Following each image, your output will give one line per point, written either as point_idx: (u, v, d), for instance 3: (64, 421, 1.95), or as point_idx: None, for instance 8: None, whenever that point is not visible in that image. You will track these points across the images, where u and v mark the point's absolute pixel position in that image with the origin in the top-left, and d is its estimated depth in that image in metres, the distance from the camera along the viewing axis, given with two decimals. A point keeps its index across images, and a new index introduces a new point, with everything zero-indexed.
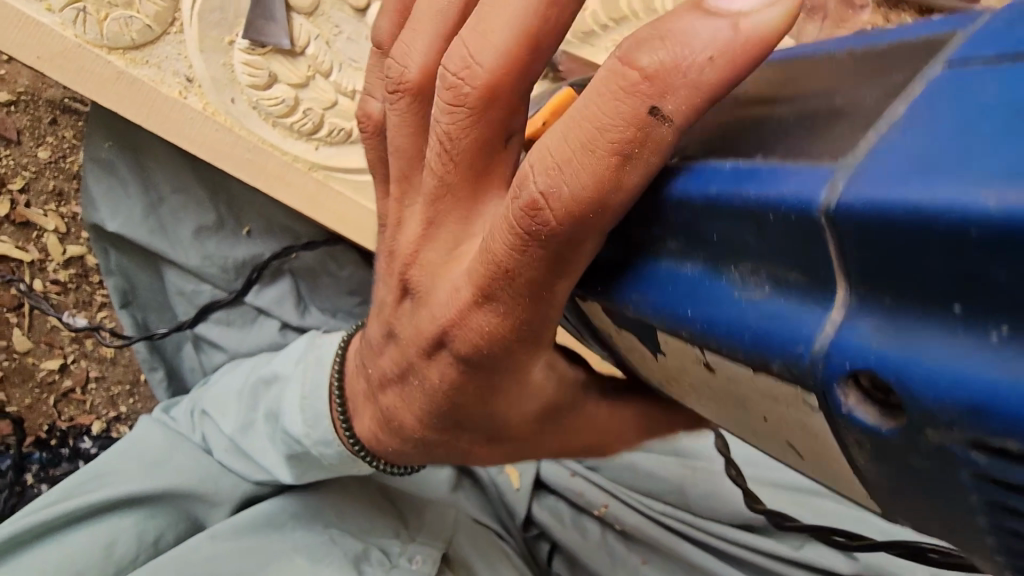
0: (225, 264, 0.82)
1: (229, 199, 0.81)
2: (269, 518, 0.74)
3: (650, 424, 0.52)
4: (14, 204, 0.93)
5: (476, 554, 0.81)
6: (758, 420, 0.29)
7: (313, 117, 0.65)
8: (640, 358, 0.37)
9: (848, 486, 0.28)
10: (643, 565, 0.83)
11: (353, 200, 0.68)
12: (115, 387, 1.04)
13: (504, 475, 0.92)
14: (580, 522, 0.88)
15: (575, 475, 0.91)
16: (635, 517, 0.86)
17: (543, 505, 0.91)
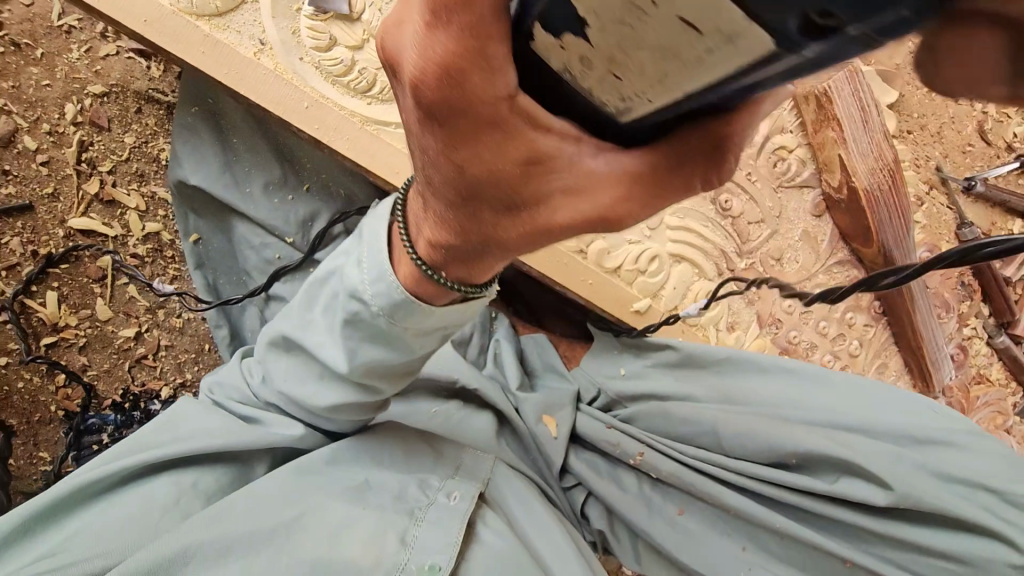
0: (292, 218, 0.91)
1: (298, 165, 0.91)
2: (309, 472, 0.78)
3: (643, 194, 0.43)
4: (103, 183, 1.05)
5: (513, 496, 0.85)
6: (644, 12, 0.26)
7: (367, 75, 0.74)
8: (581, 63, 0.32)
9: (737, 37, 0.24)
10: (679, 516, 0.84)
11: (402, 152, 0.76)
12: (182, 355, 1.13)
13: (541, 425, 0.91)
14: (616, 474, 0.89)
15: (611, 428, 0.89)
16: (671, 465, 0.82)
17: (580, 458, 0.92)
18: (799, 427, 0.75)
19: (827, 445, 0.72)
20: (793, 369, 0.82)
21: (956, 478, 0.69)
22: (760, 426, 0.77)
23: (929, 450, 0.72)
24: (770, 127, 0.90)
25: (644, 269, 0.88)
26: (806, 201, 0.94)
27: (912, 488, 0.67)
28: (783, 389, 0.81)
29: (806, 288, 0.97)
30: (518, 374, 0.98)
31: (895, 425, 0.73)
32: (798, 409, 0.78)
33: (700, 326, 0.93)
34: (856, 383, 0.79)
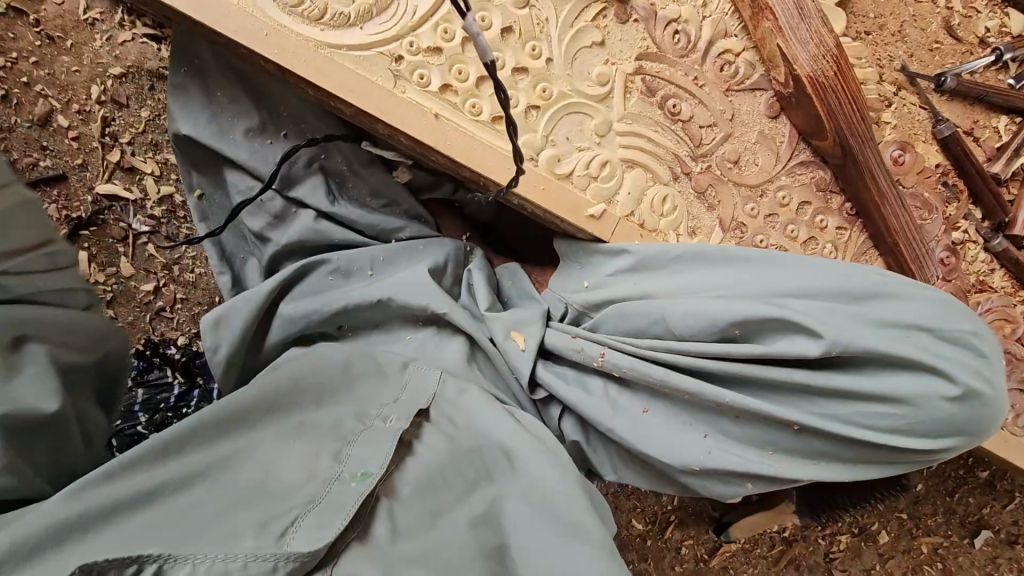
0: (273, 160, 1.01)
1: (278, 110, 1.01)
2: (250, 410, 0.71)
3: None
4: (123, 154, 1.20)
5: (478, 415, 0.80)
6: None
7: (318, 5, 0.83)
8: None
9: None
10: (642, 412, 0.84)
11: (354, 72, 0.84)
12: (196, 307, 1.25)
13: (510, 340, 0.91)
14: (583, 381, 0.89)
15: (575, 336, 0.91)
16: (628, 359, 0.83)
17: (550, 370, 0.92)
18: (743, 301, 0.77)
19: (768, 309, 0.75)
20: (739, 257, 0.84)
21: (888, 321, 0.72)
22: (707, 305, 0.79)
23: (867, 303, 0.74)
24: (713, 32, 0.93)
25: (596, 175, 0.92)
26: (759, 103, 0.96)
27: (846, 336, 0.71)
28: (733, 274, 0.83)
29: (768, 190, 0.97)
30: (488, 298, 1.00)
31: (833, 284, 0.76)
32: (743, 288, 0.80)
33: (659, 231, 0.95)
34: (801, 259, 0.81)
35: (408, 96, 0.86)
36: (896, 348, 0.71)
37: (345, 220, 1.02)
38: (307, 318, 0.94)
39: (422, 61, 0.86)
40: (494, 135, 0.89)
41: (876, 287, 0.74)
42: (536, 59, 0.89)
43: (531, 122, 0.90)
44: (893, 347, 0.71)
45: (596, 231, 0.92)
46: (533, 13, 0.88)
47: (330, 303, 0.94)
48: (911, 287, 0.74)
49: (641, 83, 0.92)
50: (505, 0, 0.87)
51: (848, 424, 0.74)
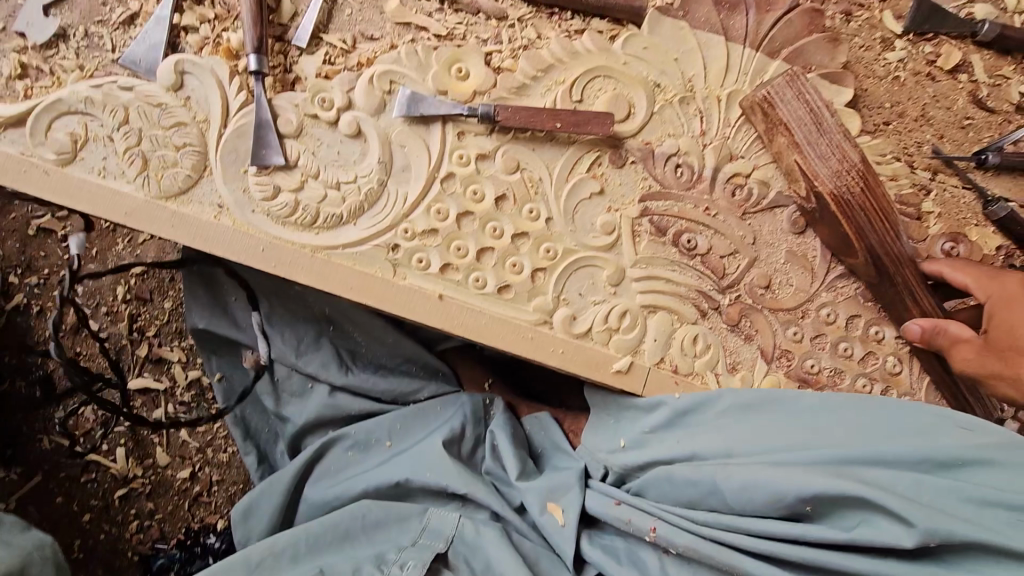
0: (283, 339, 1.02)
1: (287, 292, 1.01)
2: (266, 554, 0.85)
3: None
4: (151, 346, 1.22)
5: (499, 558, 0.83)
6: None
7: (310, 210, 0.82)
8: None
9: None
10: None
11: (352, 268, 0.83)
12: (232, 486, 1.23)
13: (547, 513, 0.87)
14: (637, 556, 0.83)
15: (620, 504, 0.85)
16: (688, 537, 0.78)
17: (596, 544, 0.86)
18: (820, 476, 0.71)
19: (856, 489, 0.69)
20: (800, 407, 0.78)
21: (984, 499, 0.67)
22: (771, 480, 0.73)
23: (956, 470, 0.69)
24: (717, 159, 0.88)
25: (616, 327, 0.86)
26: (781, 222, 0.89)
27: (947, 525, 0.65)
28: (792, 433, 0.77)
29: (810, 310, 0.88)
30: (518, 462, 0.94)
31: (909, 450, 0.70)
32: (810, 451, 0.74)
33: (698, 374, 0.87)
34: (868, 411, 0.74)
35: (409, 281, 0.84)
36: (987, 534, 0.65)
37: (359, 389, 1.03)
38: (330, 500, 0.97)
39: (418, 246, 0.84)
40: (503, 306, 0.85)
41: (967, 454, 0.69)
42: (534, 221, 0.85)
43: (540, 285, 0.85)
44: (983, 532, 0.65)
45: (625, 387, 0.85)
46: (525, 176, 0.85)
47: (352, 487, 0.96)
48: (1011, 450, 0.69)
49: (649, 225, 0.87)
50: (494, 169, 0.85)
51: None
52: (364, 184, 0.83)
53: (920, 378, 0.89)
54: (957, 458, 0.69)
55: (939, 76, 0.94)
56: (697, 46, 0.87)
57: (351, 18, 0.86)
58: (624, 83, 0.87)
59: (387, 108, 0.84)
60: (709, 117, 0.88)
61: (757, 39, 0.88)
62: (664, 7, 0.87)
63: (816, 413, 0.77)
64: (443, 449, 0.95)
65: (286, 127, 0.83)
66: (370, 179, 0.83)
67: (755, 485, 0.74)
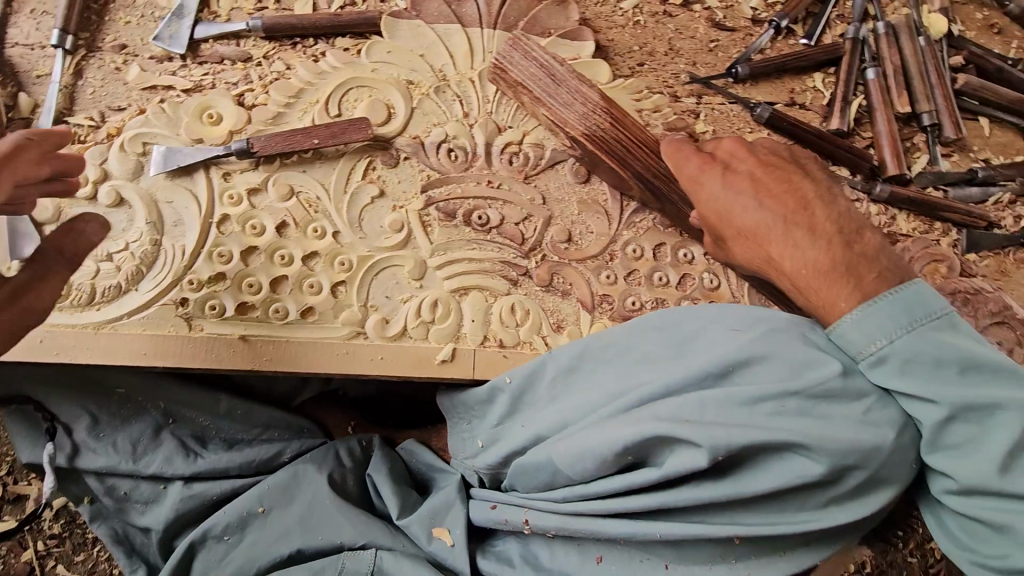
0: (117, 444, 0.92)
1: (112, 395, 0.93)
2: None
3: None
4: (6, 486, 1.14)
5: None
6: None
7: (85, 288, 0.80)
8: None
9: None
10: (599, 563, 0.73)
11: (144, 335, 0.80)
12: None
13: (436, 539, 0.82)
14: (529, 551, 0.78)
15: (497, 505, 0.82)
16: (552, 518, 0.75)
17: (490, 554, 0.82)
18: (620, 423, 0.68)
19: (645, 426, 0.65)
20: (609, 355, 0.76)
21: (760, 394, 0.64)
22: (579, 442, 0.70)
23: (736, 375, 0.66)
24: (487, 135, 0.90)
25: (430, 318, 0.84)
26: (565, 177, 0.91)
27: (725, 435, 0.62)
28: (601, 385, 0.75)
29: (617, 250, 0.90)
30: (398, 494, 0.89)
31: (690, 370, 0.67)
32: (619, 399, 0.72)
33: (527, 342, 0.86)
34: (662, 338, 0.73)
35: (207, 331, 0.80)
36: (774, 431, 0.62)
37: (214, 474, 0.93)
38: None
39: (207, 295, 0.81)
40: (311, 330, 0.82)
41: (734, 356, 0.66)
42: (321, 239, 0.84)
43: (342, 299, 0.84)
44: (770, 430, 0.62)
45: (454, 373, 0.83)
46: (301, 199, 0.85)
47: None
48: (780, 335, 0.67)
49: (437, 213, 0.88)
50: (269, 200, 0.84)
51: (793, 516, 0.64)
52: (137, 248, 0.82)
53: (741, 285, 0.90)
54: (726, 363, 0.66)
55: (675, 12, 1.01)
56: (437, 41, 0.92)
57: (94, 95, 0.87)
58: (378, 89, 0.90)
59: (145, 169, 0.84)
60: (468, 99, 0.91)
61: (491, 19, 0.93)
62: (397, 12, 0.92)
63: (617, 357, 0.76)
64: (336, 500, 0.89)
65: (41, 214, 0.81)
66: (142, 241, 0.82)
67: (573, 449, 0.70)
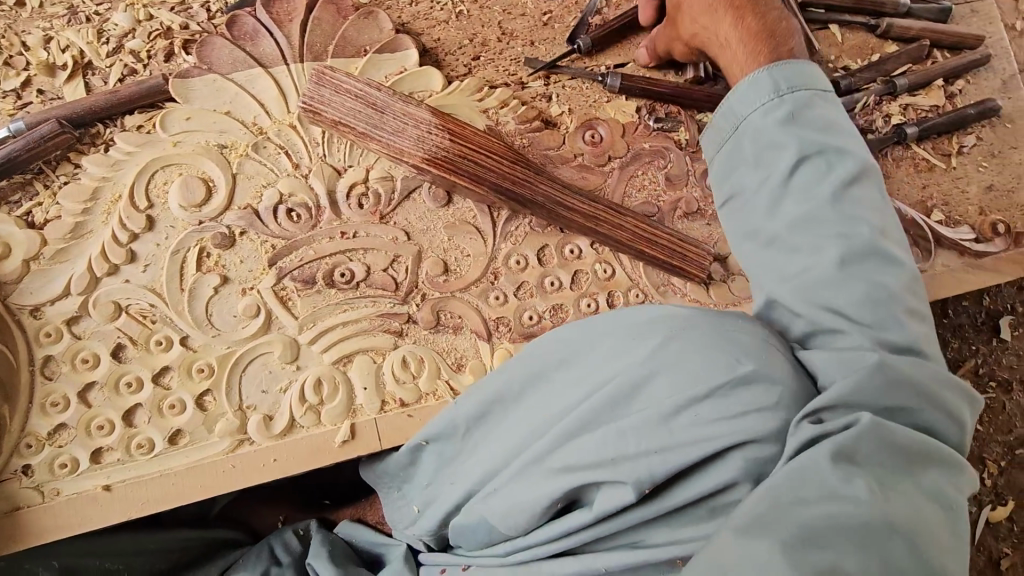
0: None
1: None
2: None
3: None
4: None
5: None
6: None
7: None
8: None
9: None
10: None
11: None
12: None
13: None
14: None
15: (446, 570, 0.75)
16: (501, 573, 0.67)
17: None
18: (545, 474, 0.61)
19: (568, 477, 0.59)
20: (522, 391, 0.69)
21: (681, 406, 0.55)
22: (507, 499, 0.64)
23: (649, 390, 0.58)
24: (326, 182, 0.80)
25: (317, 400, 0.76)
26: (424, 203, 0.83)
27: (651, 469, 0.55)
28: (519, 424, 0.68)
29: (499, 266, 0.83)
30: None
31: (602, 396, 0.59)
32: (540, 437, 0.64)
33: (430, 392, 0.79)
34: (571, 362, 0.67)
35: (65, 493, 0.70)
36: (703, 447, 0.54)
37: None
38: None
39: (52, 454, 0.70)
40: (184, 455, 0.73)
41: (646, 368, 0.58)
42: (168, 351, 0.74)
43: (213, 409, 0.74)
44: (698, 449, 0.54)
45: (360, 451, 0.76)
46: (133, 311, 0.74)
47: None
48: (692, 335, 0.59)
49: (294, 282, 0.78)
50: (96, 323, 0.73)
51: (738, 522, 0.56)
52: None
53: (635, 266, 0.86)
54: (640, 381, 0.58)
55: None
56: (241, 92, 0.81)
57: None
58: (187, 163, 0.78)
59: None
60: (294, 148, 0.81)
61: (296, 52, 0.82)
62: (186, 70, 0.80)
63: (530, 395, 0.69)
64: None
65: None
66: None
67: (503, 506, 0.64)
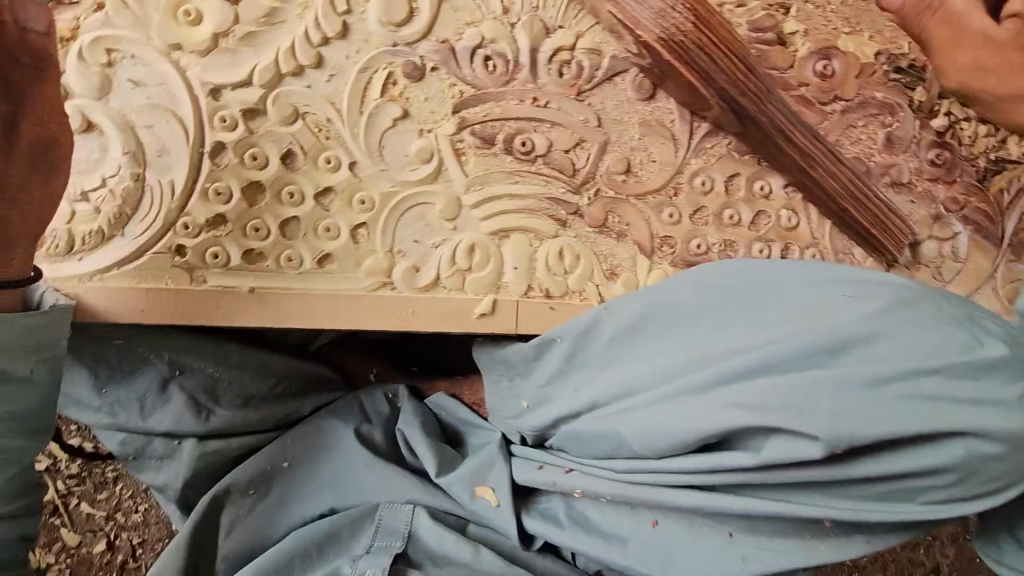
0: (124, 401, 0.85)
1: (112, 345, 0.84)
2: None
3: None
4: None
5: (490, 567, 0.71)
6: None
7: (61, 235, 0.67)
8: None
9: None
10: (655, 527, 0.68)
11: (139, 288, 0.69)
12: (158, 545, 1.06)
13: (477, 498, 0.76)
14: (577, 513, 0.74)
15: (543, 467, 0.76)
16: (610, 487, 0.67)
17: (536, 512, 0.76)
18: (707, 402, 0.59)
19: (741, 411, 0.56)
20: (682, 318, 0.66)
21: (888, 373, 0.53)
22: (654, 416, 0.62)
23: (850, 351, 0.56)
24: (531, 37, 0.72)
25: (466, 266, 0.73)
26: (625, 91, 0.75)
27: (844, 429, 0.52)
28: (676, 345, 0.65)
29: (682, 182, 0.76)
30: (434, 452, 0.82)
31: (797, 343, 0.56)
32: (702, 370, 0.61)
33: (575, 290, 0.75)
34: (747, 299, 0.63)
35: (212, 283, 0.70)
36: (908, 421, 0.52)
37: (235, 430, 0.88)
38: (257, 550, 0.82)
39: (208, 242, 0.69)
40: (327, 281, 0.71)
41: (853, 328, 0.56)
42: (335, 172, 0.71)
43: (364, 244, 0.72)
44: (902, 423, 0.52)
45: (497, 330, 0.73)
46: (309, 122, 0.70)
47: (270, 531, 0.82)
48: (905, 308, 0.56)
49: (472, 138, 0.73)
50: (271, 124, 0.70)
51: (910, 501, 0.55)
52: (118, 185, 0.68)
53: (822, 223, 0.78)
54: (844, 338, 0.55)
55: None
56: None
57: None
58: None
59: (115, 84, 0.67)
60: None
61: None
62: None
63: (693, 321, 0.65)
64: (366, 458, 0.84)
65: None
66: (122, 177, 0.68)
67: (649, 423, 0.62)
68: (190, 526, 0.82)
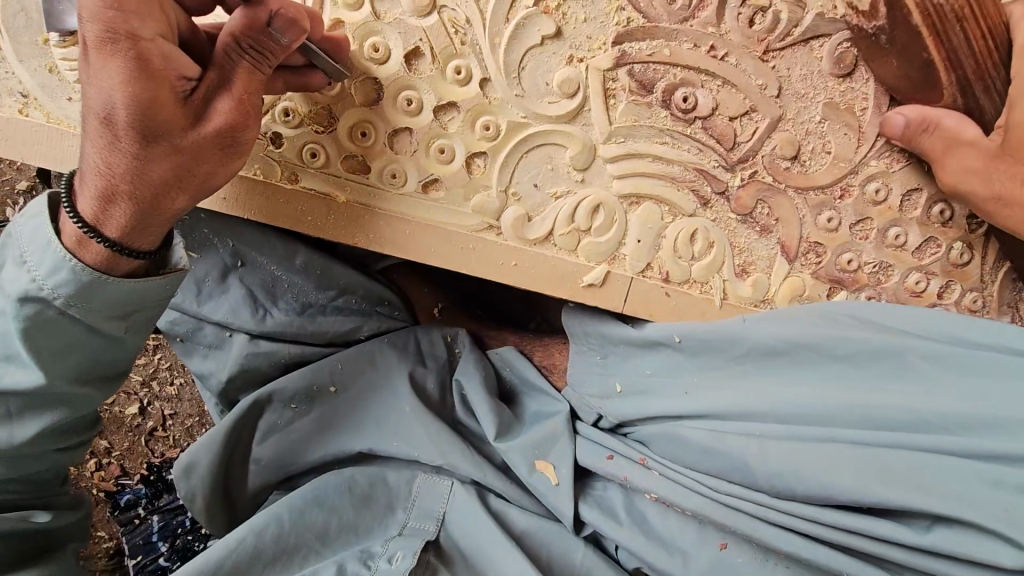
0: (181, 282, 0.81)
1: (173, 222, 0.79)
2: (260, 556, 0.69)
3: None
4: None
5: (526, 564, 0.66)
6: None
7: None
8: None
9: None
10: (722, 551, 0.61)
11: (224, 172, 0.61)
12: (188, 419, 1.08)
13: (537, 474, 0.69)
14: (636, 510, 0.66)
15: (616, 457, 0.67)
16: (696, 502, 0.60)
17: (591, 501, 0.68)
18: (895, 469, 0.53)
19: (937, 494, 0.51)
20: (840, 355, 0.57)
21: None
22: (838, 470, 0.54)
23: None
24: None
25: (586, 227, 0.64)
26: (820, 62, 0.60)
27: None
28: (852, 384, 0.57)
29: (854, 186, 0.64)
30: (492, 412, 0.75)
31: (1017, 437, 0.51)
32: (883, 427, 0.54)
33: (696, 280, 0.66)
34: (948, 358, 0.55)
35: (303, 185, 0.62)
36: None
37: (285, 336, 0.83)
38: (286, 465, 0.80)
39: (307, 137, 0.61)
40: (430, 208, 0.63)
41: None
42: (463, 87, 0.60)
43: (479, 177, 0.63)
44: None
45: (600, 303, 0.66)
46: (445, 18, 0.59)
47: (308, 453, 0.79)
48: None
49: (628, 79, 0.61)
50: (401, 11, 0.58)
51: None
52: None
53: (997, 268, 0.67)
54: None
55: None
56: None
57: None
58: None
59: None
60: None
61: None
62: None
63: (878, 361, 0.56)
64: (414, 406, 0.78)
65: None
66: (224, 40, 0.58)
67: (836, 476, 0.54)
68: (230, 425, 0.79)
